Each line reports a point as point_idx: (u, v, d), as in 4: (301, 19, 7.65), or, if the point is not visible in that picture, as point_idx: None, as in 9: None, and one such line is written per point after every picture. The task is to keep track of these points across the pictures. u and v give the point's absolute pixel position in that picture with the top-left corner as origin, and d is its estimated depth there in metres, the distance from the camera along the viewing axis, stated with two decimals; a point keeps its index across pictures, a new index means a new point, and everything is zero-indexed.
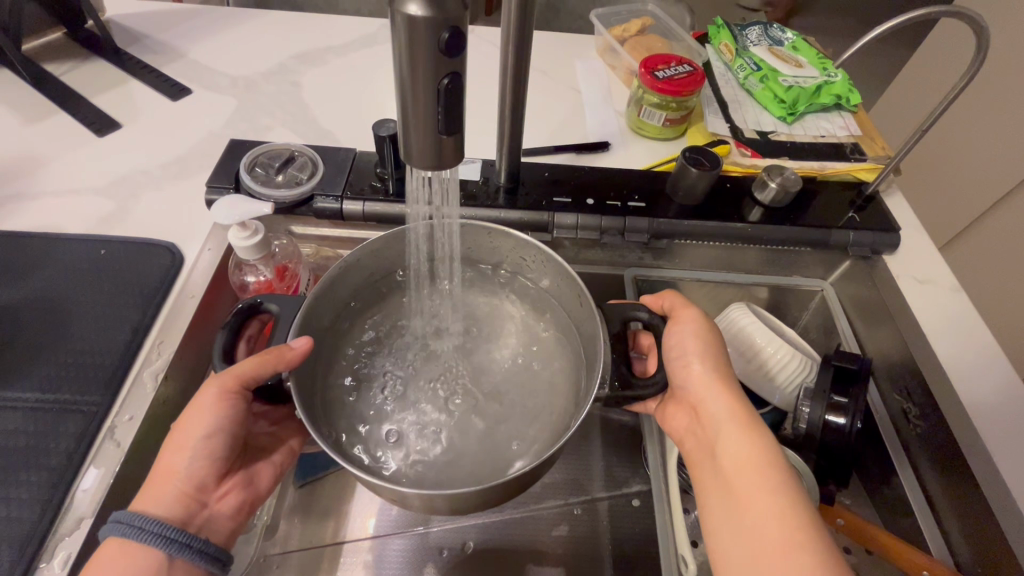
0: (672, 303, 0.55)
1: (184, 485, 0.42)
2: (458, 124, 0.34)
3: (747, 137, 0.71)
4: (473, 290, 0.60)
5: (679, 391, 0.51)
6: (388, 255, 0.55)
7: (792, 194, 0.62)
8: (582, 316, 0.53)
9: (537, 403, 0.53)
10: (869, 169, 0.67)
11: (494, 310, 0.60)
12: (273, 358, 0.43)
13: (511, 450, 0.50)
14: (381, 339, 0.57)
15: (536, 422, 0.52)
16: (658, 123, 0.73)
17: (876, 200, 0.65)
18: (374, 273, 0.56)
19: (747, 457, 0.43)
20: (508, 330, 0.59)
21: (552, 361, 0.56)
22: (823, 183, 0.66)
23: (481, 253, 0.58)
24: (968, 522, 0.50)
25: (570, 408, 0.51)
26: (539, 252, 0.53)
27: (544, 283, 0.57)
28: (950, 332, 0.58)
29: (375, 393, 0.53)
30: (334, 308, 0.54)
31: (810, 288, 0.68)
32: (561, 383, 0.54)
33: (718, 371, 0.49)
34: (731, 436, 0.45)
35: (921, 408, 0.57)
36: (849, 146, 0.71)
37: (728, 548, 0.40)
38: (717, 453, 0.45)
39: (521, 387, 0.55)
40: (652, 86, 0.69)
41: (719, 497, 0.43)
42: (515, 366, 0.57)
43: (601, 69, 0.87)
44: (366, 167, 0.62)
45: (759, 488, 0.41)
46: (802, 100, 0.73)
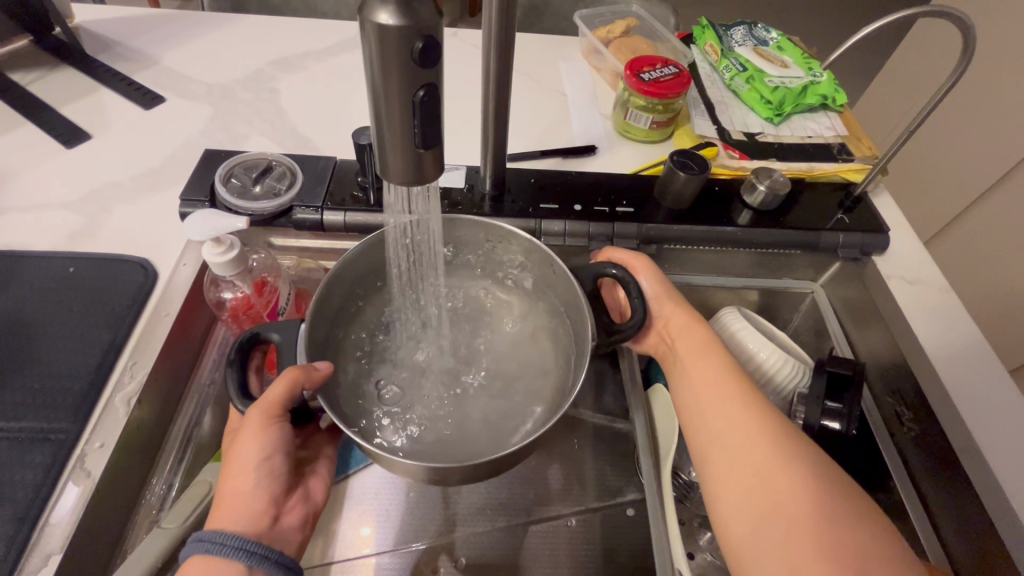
0: (621, 256, 0.55)
1: (254, 503, 0.41)
2: (435, 138, 0.32)
3: (734, 138, 0.70)
4: (459, 279, 0.59)
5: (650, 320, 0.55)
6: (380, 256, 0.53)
7: (781, 197, 0.61)
8: (564, 296, 0.53)
9: (529, 386, 0.53)
10: (857, 170, 0.67)
11: (482, 298, 0.59)
12: (301, 376, 0.41)
13: (513, 430, 0.50)
14: (385, 340, 0.55)
15: (531, 403, 0.52)
16: (644, 126, 0.72)
17: (865, 201, 0.65)
18: (371, 274, 0.54)
19: (701, 345, 0.51)
20: (502, 316, 0.58)
21: (546, 345, 0.56)
22: (811, 184, 0.66)
23: (463, 244, 0.57)
24: (965, 529, 0.50)
25: (558, 391, 0.51)
26: (523, 241, 0.52)
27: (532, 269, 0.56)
28: (942, 334, 0.58)
29: (392, 392, 0.52)
30: (330, 313, 0.51)
31: (800, 291, 0.67)
32: (550, 369, 0.54)
33: (674, 293, 0.55)
34: (686, 334, 0.52)
35: (915, 412, 0.56)
36: (837, 146, 0.70)
37: (692, 414, 0.47)
38: (677, 351, 0.52)
39: (514, 371, 0.54)
40: (638, 88, 0.68)
41: (681, 380, 0.50)
42: (508, 352, 0.56)
43: (586, 70, 0.86)
44: (347, 176, 0.61)
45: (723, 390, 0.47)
46: (787, 101, 0.73)
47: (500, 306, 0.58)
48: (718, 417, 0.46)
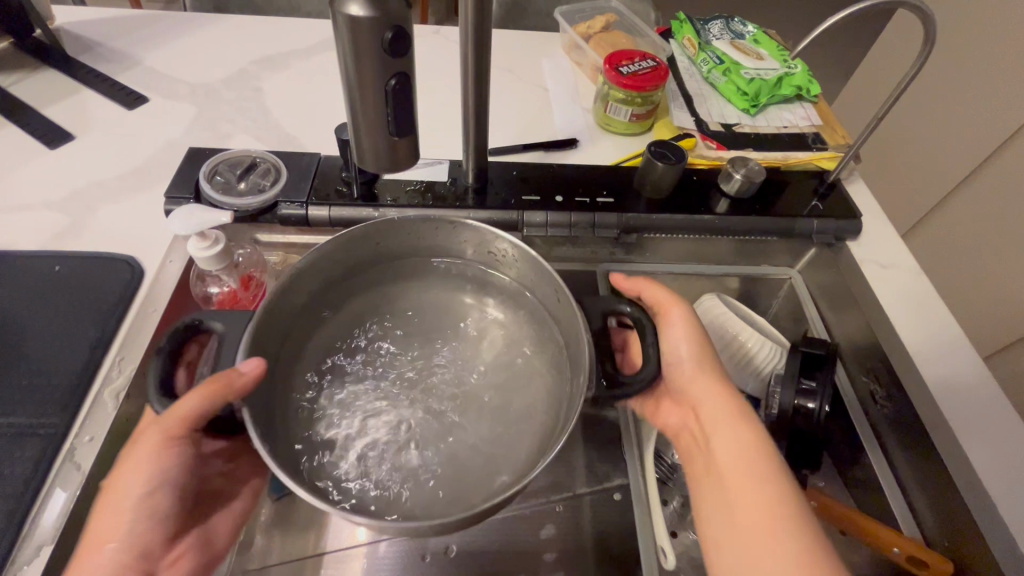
0: (653, 293, 0.55)
1: (127, 550, 0.40)
2: (407, 127, 0.34)
3: (712, 130, 0.72)
4: (431, 290, 0.57)
5: (678, 394, 0.52)
6: (337, 255, 0.52)
7: (757, 185, 0.63)
8: (561, 309, 0.51)
9: (510, 409, 0.50)
10: (830, 157, 0.68)
11: (458, 308, 0.56)
12: (220, 389, 0.40)
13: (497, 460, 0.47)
14: (341, 351, 0.52)
15: (515, 428, 0.49)
16: (624, 119, 0.73)
17: (838, 187, 0.66)
18: (330, 275, 0.53)
19: (738, 443, 0.45)
20: (477, 328, 0.55)
21: (536, 363, 0.52)
22: (786, 173, 0.67)
23: (447, 247, 0.55)
24: (937, 502, 0.50)
25: (553, 415, 0.48)
26: (511, 243, 0.51)
27: (517, 274, 0.54)
28: (913, 316, 0.60)
29: (342, 413, 0.48)
30: (285, 319, 0.50)
31: (778, 276, 0.69)
32: (541, 392, 0.50)
33: (710, 370, 0.51)
34: (722, 427, 0.47)
35: (887, 389, 0.57)
36: (812, 136, 0.72)
37: (714, 522, 0.43)
38: (709, 445, 0.47)
39: (498, 388, 0.51)
40: (617, 81, 0.69)
41: (709, 481, 0.46)
42: (487, 368, 0.53)
43: (567, 65, 0.87)
44: (331, 172, 0.62)
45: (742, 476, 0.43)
46: (763, 92, 0.74)
47: (475, 318, 0.55)
48: (743, 534, 0.41)
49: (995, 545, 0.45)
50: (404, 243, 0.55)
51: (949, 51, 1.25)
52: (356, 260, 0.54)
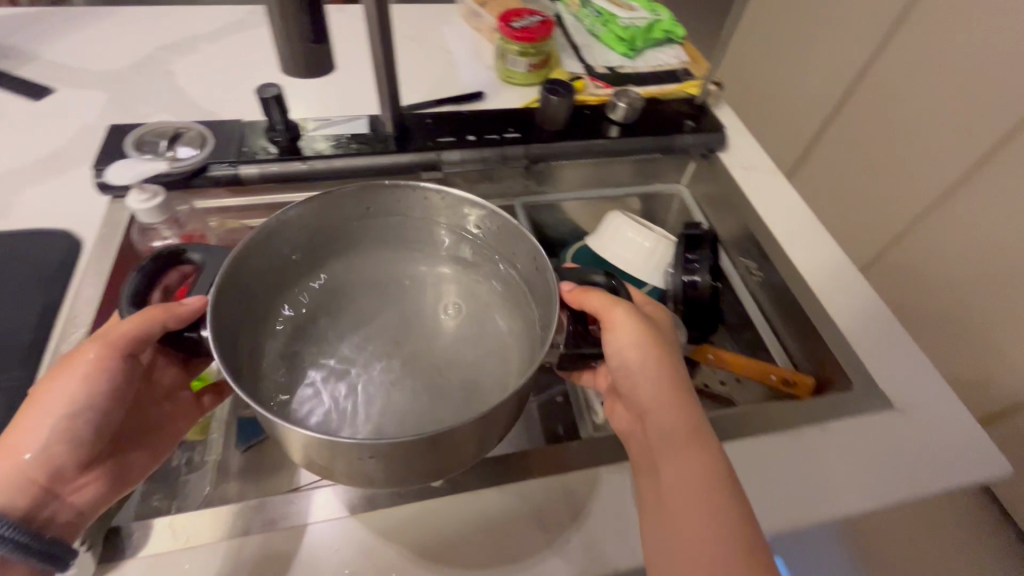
0: (593, 301, 0.48)
1: (28, 472, 0.40)
2: (322, 35, 0.45)
3: (599, 72, 0.82)
4: (385, 253, 0.54)
5: (630, 403, 0.49)
6: (310, 220, 0.48)
7: (639, 110, 0.73)
8: (529, 265, 0.48)
9: (489, 373, 0.47)
10: (695, 85, 0.80)
11: (433, 277, 0.53)
12: (162, 313, 0.42)
13: (474, 400, 0.45)
14: (316, 315, 0.50)
15: (494, 373, 0.47)
16: (523, 70, 0.82)
17: (706, 108, 0.78)
18: (305, 235, 0.49)
19: (685, 475, 0.43)
20: (450, 298, 0.52)
21: (503, 311, 0.51)
22: (663, 101, 0.78)
23: (422, 213, 0.51)
24: (802, 338, 0.63)
25: (528, 353, 0.46)
26: (490, 210, 0.48)
27: (484, 233, 0.51)
28: (771, 204, 0.73)
29: (321, 373, 0.47)
30: (256, 279, 0.47)
31: (668, 191, 0.80)
32: (510, 339, 0.49)
33: (665, 384, 0.46)
34: (670, 453, 0.44)
35: (759, 263, 0.69)
36: (681, 71, 0.84)
37: (653, 552, 0.42)
38: (657, 467, 0.45)
39: (474, 336, 0.50)
40: (511, 35, 0.78)
41: (651, 505, 0.44)
42: (461, 334, 0.50)
43: (468, 31, 0.94)
44: (256, 135, 0.66)
45: (683, 505, 0.42)
46: (638, 37, 0.85)
47: (451, 287, 0.53)
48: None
49: (840, 355, 0.58)
50: (381, 210, 0.51)
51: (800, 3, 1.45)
52: (330, 226, 0.50)
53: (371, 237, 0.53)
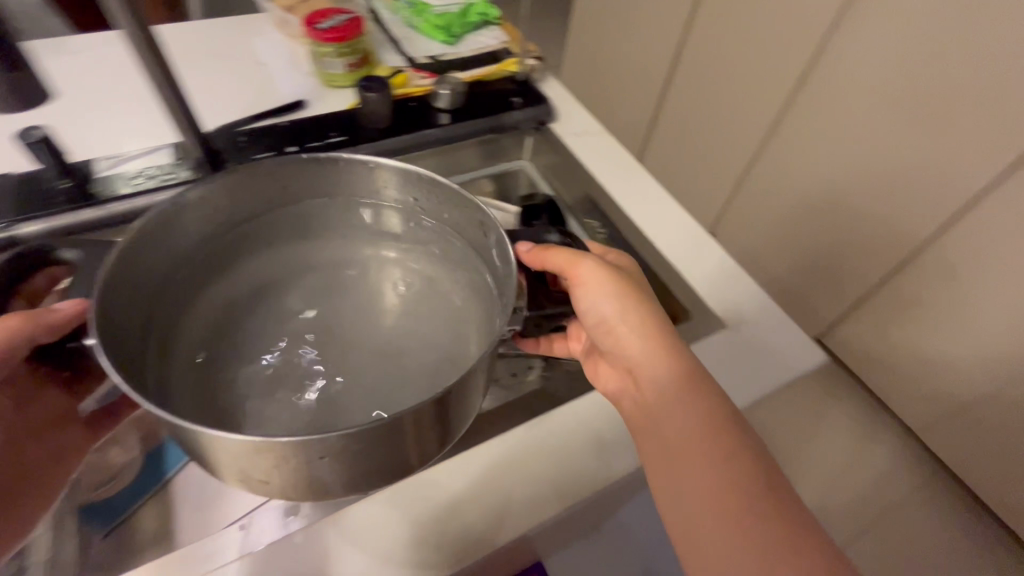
0: (557, 259, 0.53)
1: None
2: None
3: (421, 62, 0.82)
4: (315, 239, 0.55)
5: (615, 357, 0.53)
6: (215, 211, 0.50)
7: (463, 95, 0.75)
8: (466, 226, 0.52)
9: (435, 341, 0.49)
10: (515, 62, 0.83)
11: (372, 252, 0.55)
12: (29, 319, 0.46)
13: (422, 368, 0.47)
14: (242, 307, 0.50)
15: (444, 338, 0.49)
16: (343, 70, 0.78)
17: (530, 83, 0.82)
18: (211, 226, 0.51)
19: (690, 423, 0.47)
20: (392, 269, 0.53)
21: (447, 282, 0.53)
22: (487, 82, 0.80)
23: (350, 189, 0.54)
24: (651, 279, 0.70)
25: (481, 313, 0.49)
26: (418, 172, 0.50)
27: (422, 205, 0.53)
28: (605, 165, 0.80)
29: (258, 363, 0.47)
30: (159, 272, 0.48)
31: (512, 168, 0.82)
32: (457, 305, 0.51)
33: (649, 334, 0.51)
34: (671, 402, 0.48)
35: (601, 222, 0.75)
36: (502, 50, 0.86)
37: (672, 496, 0.46)
38: (657, 416, 0.49)
39: (419, 310, 0.51)
40: (320, 38, 0.75)
41: (659, 456, 0.48)
42: (407, 303, 0.51)
43: (280, 38, 0.87)
44: (31, 186, 0.55)
45: (690, 443, 0.46)
46: (455, 24, 0.86)
47: (393, 257, 0.54)
48: (700, 522, 0.44)
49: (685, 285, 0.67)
50: (299, 189, 0.53)
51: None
52: (241, 211, 0.52)
53: (294, 222, 0.55)
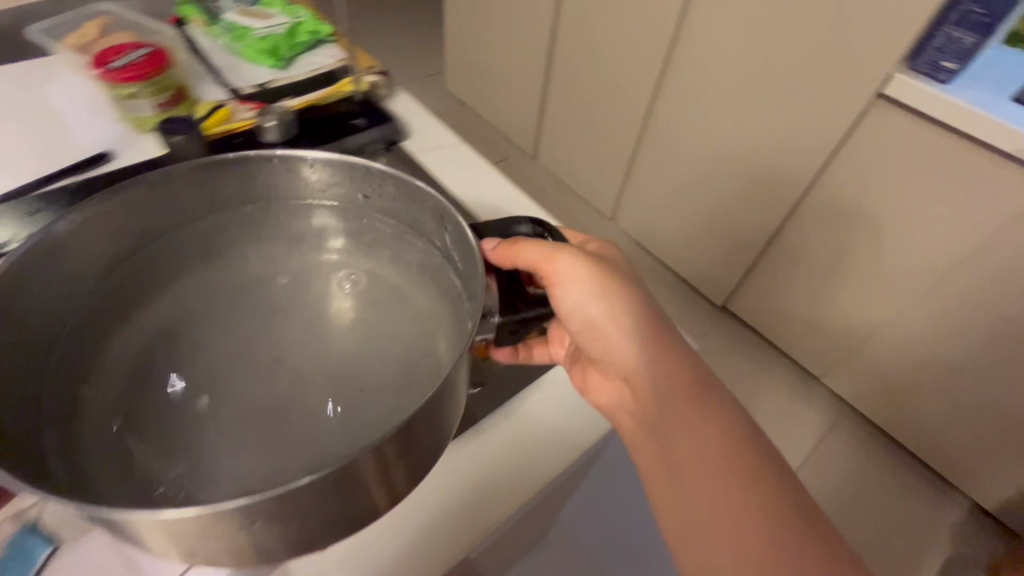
0: (529, 256, 0.42)
1: None
2: None
3: (246, 93, 0.66)
4: (248, 249, 0.46)
5: (611, 366, 0.43)
6: (108, 229, 0.41)
7: (294, 123, 0.61)
8: (429, 220, 0.44)
9: (405, 360, 0.40)
10: (351, 81, 0.68)
11: (316, 260, 0.45)
12: None
13: (391, 396, 0.38)
14: (157, 348, 0.40)
15: (417, 354, 0.40)
16: (153, 112, 0.61)
17: (375, 105, 0.68)
18: (115, 244, 0.42)
19: (703, 449, 0.37)
20: (342, 274, 0.45)
21: (413, 289, 0.44)
22: (323, 107, 0.65)
23: (286, 186, 0.45)
24: None
25: (455, 316, 0.41)
26: (361, 163, 0.42)
27: (378, 201, 0.45)
28: None
29: (189, 410, 0.37)
30: (40, 309, 0.38)
31: None
32: (430, 312, 0.43)
33: (648, 340, 0.42)
34: (683, 419, 0.38)
35: None
36: (340, 71, 0.70)
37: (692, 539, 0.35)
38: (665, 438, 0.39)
39: (374, 326, 0.42)
40: (113, 78, 0.58)
41: (668, 486, 0.38)
42: (366, 312, 0.43)
43: (79, 81, 0.65)
44: None
45: (708, 474, 0.36)
46: (282, 46, 0.71)
47: (341, 262, 0.45)
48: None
49: None
50: (226, 194, 0.45)
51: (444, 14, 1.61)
52: (151, 224, 0.43)
53: (226, 232, 0.46)
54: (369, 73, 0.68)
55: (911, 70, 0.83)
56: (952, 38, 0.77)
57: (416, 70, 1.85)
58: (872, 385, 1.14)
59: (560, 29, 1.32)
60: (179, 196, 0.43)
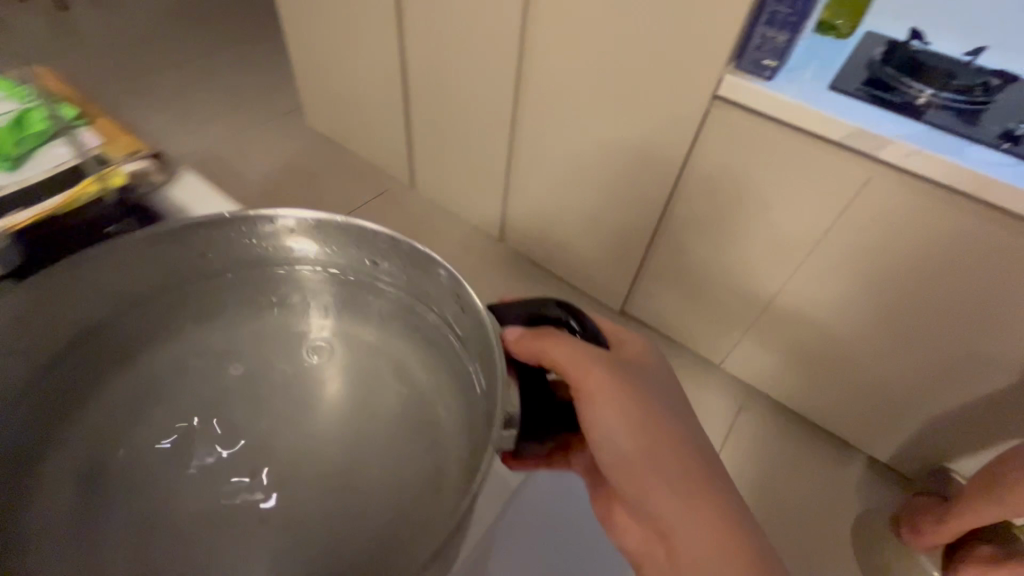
0: (559, 353, 0.50)
1: None
2: None
3: None
4: (233, 318, 0.51)
5: (614, 435, 0.56)
6: (83, 302, 0.46)
7: (27, 250, 0.53)
8: (434, 290, 0.50)
9: (404, 427, 0.47)
10: (104, 174, 0.56)
11: (297, 322, 0.52)
12: None
13: (384, 464, 0.46)
14: (136, 417, 0.46)
15: (409, 421, 0.48)
16: None
17: (142, 202, 0.60)
18: (111, 302, 0.48)
19: (683, 491, 0.54)
20: (317, 339, 0.51)
21: (409, 354, 0.51)
22: (69, 216, 0.55)
23: (288, 256, 0.52)
24: None
25: (454, 377, 0.49)
26: (366, 226, 0.49)
27: (375, 275, 0.52)
28: None
29: (165, 466, 0.45)
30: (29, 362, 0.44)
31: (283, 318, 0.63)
32: (428, 385, 0.50)
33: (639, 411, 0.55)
34: (662, 468, 0.55)
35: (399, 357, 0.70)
36: (92, 161, 0.57)
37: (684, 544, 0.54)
38: (650, 485, 0.56)
39: (360, 405, 0.48)
40: None
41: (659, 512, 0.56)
42: (342, 386, 0.49)
43: None
44: None
45: (684, 507, 0.54)
46: (7, 143, 0.56)
47: (322, 327, 0.51)
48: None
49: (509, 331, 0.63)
50: (228, 255, 0.51)
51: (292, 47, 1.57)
52: (147, 285, 0.49)
53: (216, 292, 0.51)
54: (128, 159, 0.58)
55: (738, 70, 0.87)
56: (767, 38, 0.82)
57: (277, 109, 1.79)
58: (775, 358, 1.22)
59: (407, 54, 1.31)
60: (167, 262, 0.49)
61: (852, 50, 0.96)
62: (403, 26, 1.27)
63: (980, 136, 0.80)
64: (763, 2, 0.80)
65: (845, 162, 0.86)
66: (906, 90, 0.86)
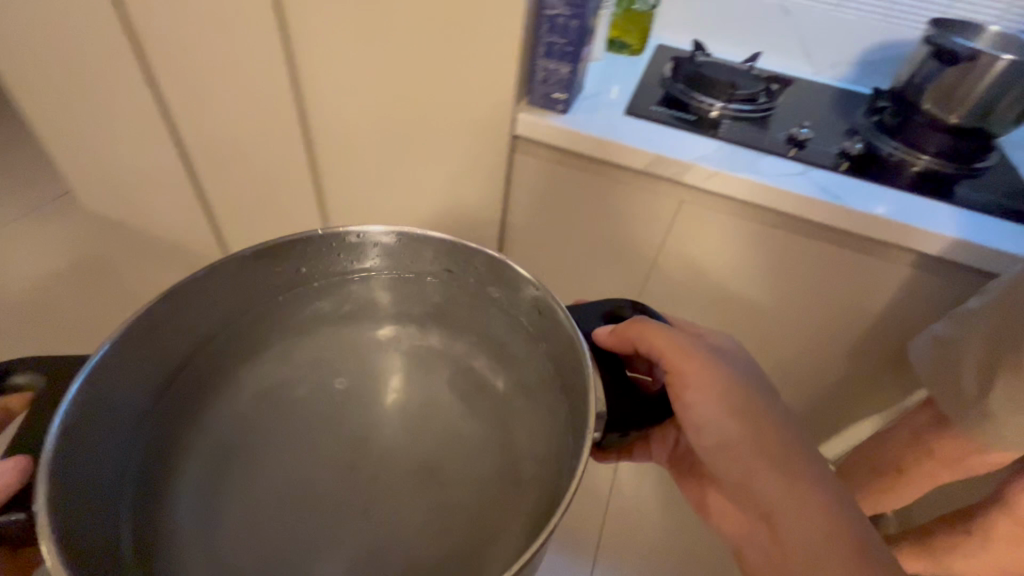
0: (639, 332, 0.60)
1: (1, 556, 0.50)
2: None
3: None
4: (323, 326, 0.62)
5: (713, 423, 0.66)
6: (189, 317, 0.57)
7: None
8: (496, 282, 0.62)
9: (490, 408, 0.57)
10: None
11: (374, 330, 0.62)
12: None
13: (480, 438, 0.55)
14: (234, 428, 0.54)
15: (492, 401, 0.57)
16: None
17: None
18: (212, 323, 0.59)
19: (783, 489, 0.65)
20: (393, 339, 0.61)
21: (484, 341, 0.62)
22: None
23: (361, 262, 0.63)
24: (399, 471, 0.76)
25: (532, 355, 0.60)
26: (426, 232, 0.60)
27: (454, 274, 0.63)
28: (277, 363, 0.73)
29: (251, 464, 0.52)
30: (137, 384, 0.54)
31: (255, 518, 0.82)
32: (519, 374, 0.59)
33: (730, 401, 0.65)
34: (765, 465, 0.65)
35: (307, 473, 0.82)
36: None
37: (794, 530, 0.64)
38: (761, 481, 0.66)
39: (443, 400, 0.57)
40: None
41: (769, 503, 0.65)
42: (412, 383, 0.58)
43: None
44: None
45: (789, 499, 0.64)
46: None
47: (393, 328, 0.62)
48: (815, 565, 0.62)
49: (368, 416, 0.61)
50: (317, 272, 0.63)
51: (37, 132, 1.33)
52: (240, 307, 0.61)
53: (308, 305, 0.63)
54: None
55: (532, 105, 0.91)
56: (550, 70, 0.86)
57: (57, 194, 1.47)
58: None
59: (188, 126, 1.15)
60: (252, 283, 0.60)
61: (644, 70, 1.08)
62: (162, 94, 1.12)
63: (772, 148, 0.90)
64: (538, 35, 0.84)
65: (651, 183, 0.91)
66: (698, 105, 0.96)
